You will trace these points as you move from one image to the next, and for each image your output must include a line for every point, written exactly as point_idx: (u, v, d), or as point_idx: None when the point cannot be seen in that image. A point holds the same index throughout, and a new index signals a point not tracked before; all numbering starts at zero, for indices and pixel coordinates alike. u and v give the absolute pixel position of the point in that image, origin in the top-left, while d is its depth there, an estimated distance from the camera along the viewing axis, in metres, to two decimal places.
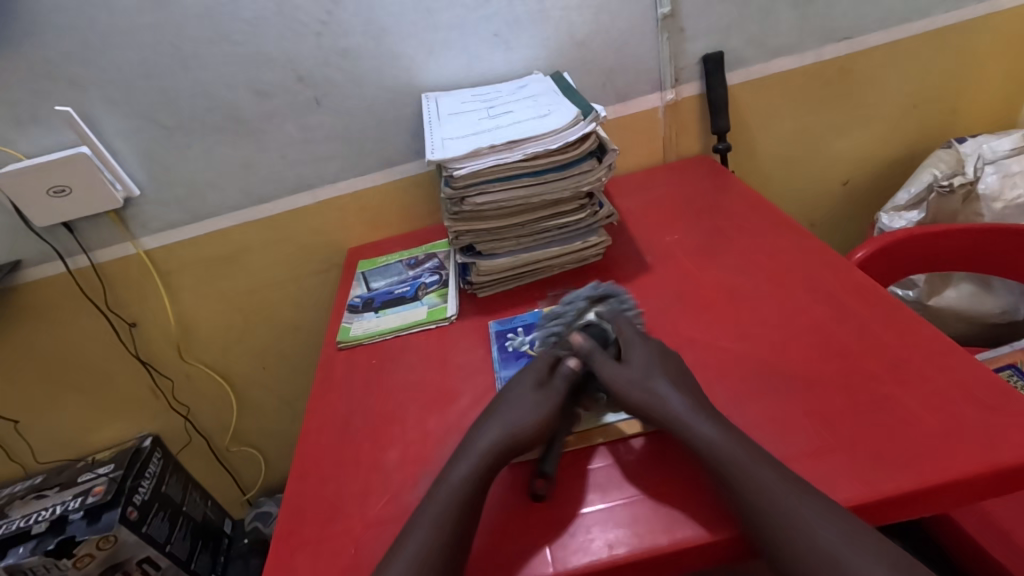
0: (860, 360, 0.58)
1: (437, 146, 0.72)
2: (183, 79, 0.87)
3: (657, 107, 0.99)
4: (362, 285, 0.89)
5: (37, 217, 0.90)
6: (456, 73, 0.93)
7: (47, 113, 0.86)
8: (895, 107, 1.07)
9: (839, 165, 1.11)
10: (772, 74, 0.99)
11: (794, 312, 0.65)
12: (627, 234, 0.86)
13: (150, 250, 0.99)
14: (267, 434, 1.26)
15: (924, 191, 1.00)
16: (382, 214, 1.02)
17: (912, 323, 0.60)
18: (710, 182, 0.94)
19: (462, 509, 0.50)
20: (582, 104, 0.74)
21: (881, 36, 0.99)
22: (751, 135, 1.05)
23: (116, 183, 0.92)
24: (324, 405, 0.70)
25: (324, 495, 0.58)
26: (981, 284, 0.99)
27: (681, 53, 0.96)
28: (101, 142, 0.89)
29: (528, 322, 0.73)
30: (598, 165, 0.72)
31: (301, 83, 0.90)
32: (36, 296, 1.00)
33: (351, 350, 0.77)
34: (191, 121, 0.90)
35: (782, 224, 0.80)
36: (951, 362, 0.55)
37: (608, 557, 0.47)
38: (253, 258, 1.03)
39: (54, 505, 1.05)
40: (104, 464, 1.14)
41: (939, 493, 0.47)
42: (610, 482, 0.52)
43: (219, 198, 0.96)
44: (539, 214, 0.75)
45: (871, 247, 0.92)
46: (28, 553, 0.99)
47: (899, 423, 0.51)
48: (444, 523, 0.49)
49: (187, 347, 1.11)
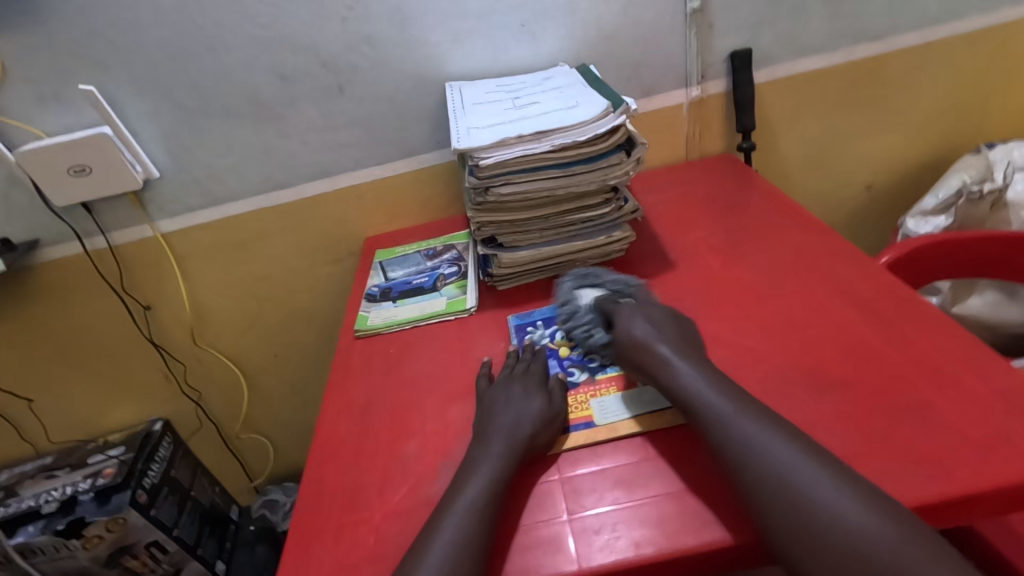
0: (892, 365, 0.56)
1: (463, 136, 0.71)
2: (205, 61, 0.86)
3: (682, 103, 0.98)
4: (380, 274, 0.89)
5: (56, 196, 0.90)
6: (480, 63, 0.92)
7: (69, 91, 0.85)
8: (924, 110, 1.05)
9: (863, 168, 1.10)
10: (800, 73, 0.98)
11: (823, 313, 0.64)
12: (650, 231, 0.85)
13: (167, 233, 0.99)
14: (277, 422, 1.26)
15: (953, 196, 0.98)
16: (400, 204, 1.01)
17: (945, 329, 0.59)
18: (733, 181, 0.93)
19: (487, 504, 0.49)
20: (611, 96, 0.73)
21: (913, 37, 0.97)
22: (776, 134, 1.03)
23: (136, 164, 0.91)
24: (341, 393, 0.69)
25: (342, 483, 0.58)
26: (1007, 292, 0.97)
27: (709, 49, 0.94)
28: (122, 122, 0.89)
29: (547, 316, 0.72)
30: (626, 159, 0.71)
31: (325, 68, 0.89)
32: (53, 276, 1.00)
33: (369, 339, 0.77)
34: (212, 104, 0.89)
35: (808, 225, 0.78)
36: (987, 368, 0.54)
37: (634, 556, 0.46)
38: (270, 245, 1.02)
39: (65, 485, 1.05)
40: (114, 445, 1.14)
41: (973, 501, 0.45)
42: (634, 479, 0.51)
43: (238, 183, 0.96)
44: (563, 208, 0.74)
45: (896, 251, 0.90)
46: (37, 532, 1.00)
47: (931, 429, 0.50)
48: (477, 513, 0.48)
49: (201, 331, 1.11)
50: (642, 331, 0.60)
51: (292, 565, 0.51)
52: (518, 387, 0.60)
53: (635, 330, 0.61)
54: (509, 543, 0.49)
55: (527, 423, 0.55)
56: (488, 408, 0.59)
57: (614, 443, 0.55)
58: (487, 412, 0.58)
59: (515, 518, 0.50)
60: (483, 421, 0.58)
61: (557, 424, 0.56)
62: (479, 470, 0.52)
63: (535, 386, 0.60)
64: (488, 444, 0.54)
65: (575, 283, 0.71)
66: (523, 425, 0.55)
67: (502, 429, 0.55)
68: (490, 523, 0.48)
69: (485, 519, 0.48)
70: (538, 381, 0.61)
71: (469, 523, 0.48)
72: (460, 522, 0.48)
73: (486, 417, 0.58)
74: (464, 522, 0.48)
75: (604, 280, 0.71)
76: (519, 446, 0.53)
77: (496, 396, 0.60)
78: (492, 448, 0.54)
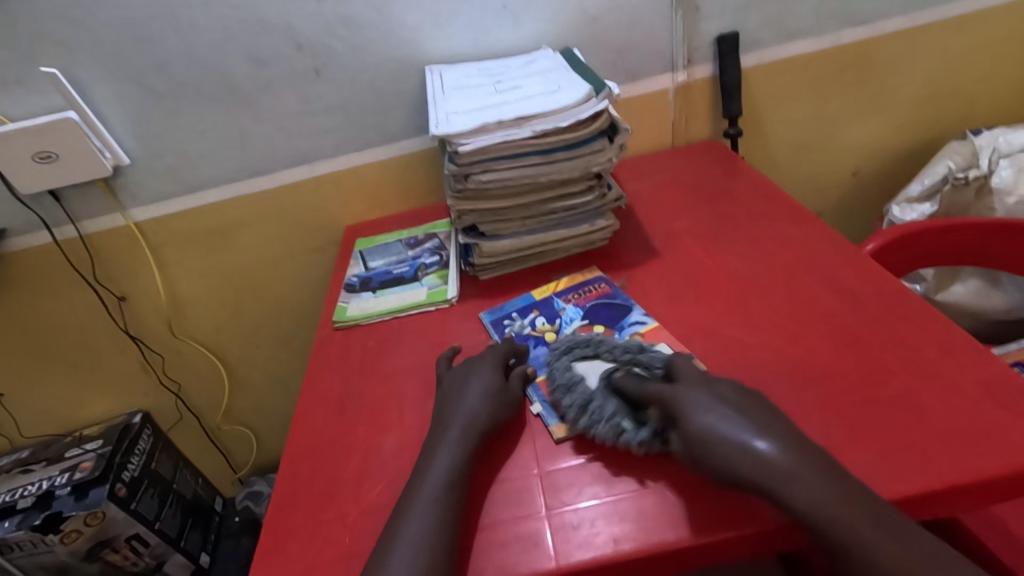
0: (876, 356, 0.56)
1: (442, 121, 0.69)
2: (174, 43, 0.83)
3: (668, 88, 0.96)
4: (360, 264, 0.87)
5: (21, 184, 0.87)
6: (462, 46, 0.89)
7: (32, 74, 0.82)
8: (911, 96, 1.04)
9: (850, 154, 1.09)
10: (787, 57, 0.96)
11: (808, 303, 0.63)
12: (634, 219, 0.83)
13: (139, 222, 0.96)
14: (259, 413, 1.24)
15: (939, 182, 0.98)
16: (381, 191, 0.99)
17: (929, 318, 0.58)
18: (719, 168, 0.92)
19: (445, 492, 0.48)
20: (594, 81, 0.71)
21: (902, 21, 0.96)
22: (763, 120, 1.02)
23: (105, 150, 0.88)
24: (318, 387, 0.67)
25: (318, 479, 0.57)
26: (989, 279, 0.97)
27: (695, 33, 0.92)
28: (88, 107, 0.86)
29: (520, 307, 0.71)
30: (609, 145, 0.70)
31: (300, 51, 0.86)
32: (23, 266, 0.97)
33: (347, 331, 0.75)
34: (183, 88, 0.86)
35: (793, 212, 0.77)
36: (970, 358, 0.53)
37: (613, 553, 0.45)
38: (247, 233, 1.00)
39: (41, 480, 1.03)
40: (92, 439, 1.12)
41: (953, 493, 0.45)
42: (614, 474, 0.50)
43: (212, 170, 0.93)
44: (545, 195, 0.72)
45: (882, 239, 0.90)
46: (14, 528, 0.97)
47: (915, 421, 0.49)
48: (446, 506, 0.47)
49: (179, 322, 1.08)
50: (701, 412, 0.48)
51: (266, 565, 0.50)
52: (474, 369, 0.60)
53: (703, 405, 0.49)
54: (474, 536, 0.48)
55: (482, 408, 0.55)
56: (453, 390, 0.58)
57: (590, 431, 0.54)
58: (453, 394, 0.58)
59: (479, 509, 0.50)
60: (448, 404, 0.57)
61: (514, 406, 0.57)
62: (439, 458, 0.51)
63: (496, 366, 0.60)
64: (447, 431, 0.54)
65: (569, 354, 0.60)
66: (476, 412, 0.55)
67: (459, 414, 0.55)
68: (455, 510, 0.47)
69: (449, 507, 0.48)
70: (496, 362, 0.60)
71: (433, 511, 0.47)
72: (424, 512, 0.47)
73: (446, 404, 0.58)
74: (430, 512, 0.47)
75: (616, 344, 0.59)
76: (475, 431, 0.53)
77: (454, 380, 0.60)
78: (450, 435, 0.53)
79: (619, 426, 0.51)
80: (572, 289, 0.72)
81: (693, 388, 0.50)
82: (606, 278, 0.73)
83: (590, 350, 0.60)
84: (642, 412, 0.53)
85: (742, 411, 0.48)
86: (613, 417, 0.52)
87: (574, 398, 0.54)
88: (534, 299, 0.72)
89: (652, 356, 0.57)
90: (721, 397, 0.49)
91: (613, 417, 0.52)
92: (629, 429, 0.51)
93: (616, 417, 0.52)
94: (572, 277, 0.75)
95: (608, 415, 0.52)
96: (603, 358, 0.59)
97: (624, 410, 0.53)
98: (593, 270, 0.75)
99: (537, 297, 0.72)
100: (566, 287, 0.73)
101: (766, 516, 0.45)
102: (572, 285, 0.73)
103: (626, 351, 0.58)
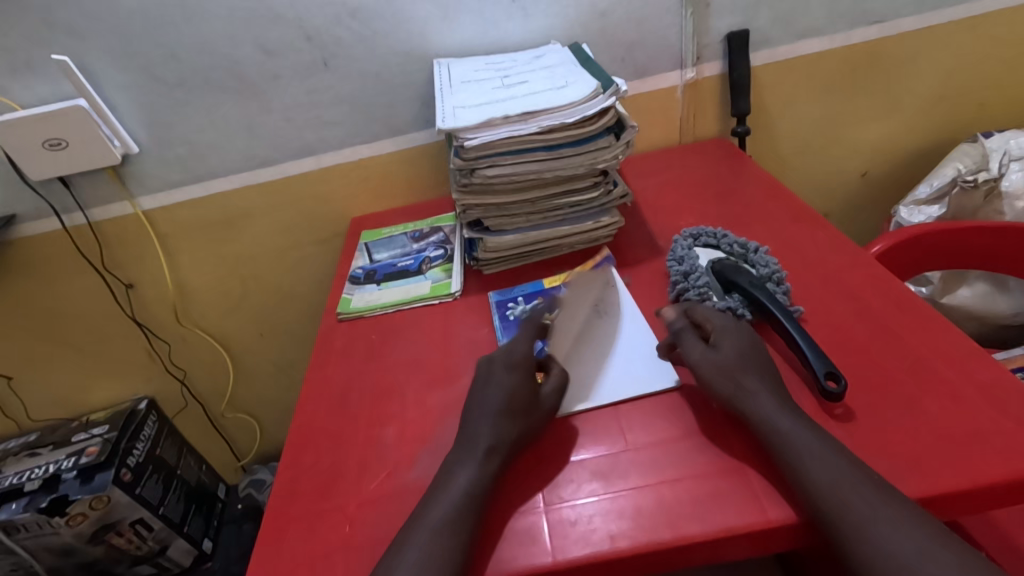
0: (878, 360, 0.56)
1: (448, 115, 0.69)
2: (184, 33, 0.83)
3: (676, 85, 0.96)
4: (365, 256, 0.87)
5: (32, 170, 0.87)
6: (470, 39, 0.89)
7: (42, 60, 0.82)
8: (922, 97, 1.03)
9: (858, 155, 1.08)
10: (797, 56, 0.96)
11: (812, 305, 0.63)
12: (640, 216, 0.83)
13: (147, 210, 0.97)
14: (263, 402, 1.25)
15: (947, 185, 0.97)
16: (387, 184, 0.99)
17: (934, 323, 0.58)
18: (726, 167, 0.91)
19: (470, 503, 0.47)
20: (602, 77, 0.71)
21: (915, 21, 0.95)
22: (772, 119, 1.01)
23: (115, 138, 0.88)
24: (321, 377, 0.68)
25: (320, 469, 0.57)
26: (997, 283, 0.96)
27: (705, 30, 0.92)
28: (99, 96, 0.86)
29: (527, 292, 0.73)
30: (616, 142, 0.69)
31: (309, 42, 0.86)
32: (31, 252, 0.98)
33: (351, 322, 0.76)
34: (192, 77, 0.86)
35: (800, 213, 0.77)
36: (972, 363, 0.53)
37: (609, 549, 0.45)
38: (253, 223, 1.00)
39: (47, 463, 1.04)
40: (98, 424, 1.13)
41: (951, 499, 0.45)
42: (612, 471, 0.51)
43: (221, 159, 0.94)
44: (550, 191, 0.72)
45: (887, 241, 0.90)
46: (20, 510, 0.99)
47: (914, 425, 0.49)
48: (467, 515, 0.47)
49: (184, 310, 1.09)
50: (734, 348, 0.55)
51: (266, 551, 0.51)
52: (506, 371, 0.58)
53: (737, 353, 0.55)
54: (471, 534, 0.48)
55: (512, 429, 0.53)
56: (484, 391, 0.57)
57: (585, 421, 0.56)
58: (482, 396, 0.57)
59: None
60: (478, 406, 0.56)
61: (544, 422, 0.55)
62: (459, 476, 0.50)
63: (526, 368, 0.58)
64: (477, 442, 0.52)
65: (692, 240, 0.72)
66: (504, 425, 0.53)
67: (489, 417, 0.54)
68: (474, 524, 0.46)
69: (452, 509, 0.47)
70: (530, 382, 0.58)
71: (452, 523, 0.46)
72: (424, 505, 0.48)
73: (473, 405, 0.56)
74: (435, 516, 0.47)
75: (733, 239, 0.70)
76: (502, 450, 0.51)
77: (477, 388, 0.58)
78: (478, 444, 0.52)
79: (706, 296, 0.64)
80: (582, 283, 0.72)
81: (728, 327, 0.58)
82: (619, 278, 0.72)
83: (712, 241, 0.72)
84: (734, 293, 0.64)
85: (755, 353, 0.55)
86: (705, 292, 0.64)
87: (680, 268, 0.68)
88: (542, 287, 0.73)
89: (759, 258, 0.68)
90: (754, 349, 0.56)
91: (705, 290, 0.64)
92: (715, 300, 0.63)
93: (711, 290, 0.65)
94: (584, 273, 0.74)
95: (699, 289, 0.65)
96: (721, 250, 0.71)
97: (714, 286, 0.65)
98: (609, 267, 0.74)
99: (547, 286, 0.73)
100: (576, 281, 0.73)
101: (763, 519, 0.45)
102: (583, 280, 0.73)
103: (741, 251, 0.69)
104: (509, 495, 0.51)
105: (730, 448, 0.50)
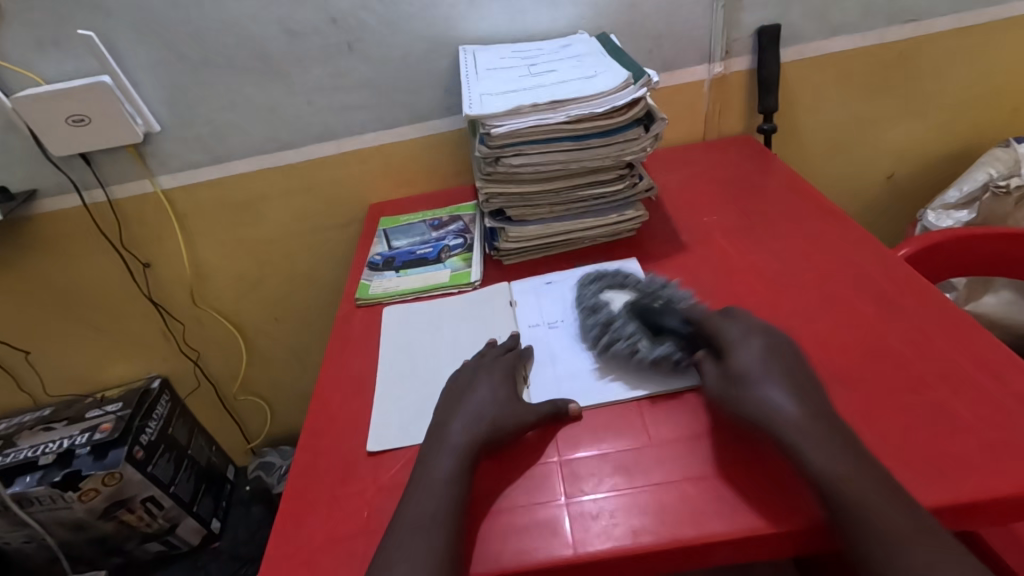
0: (907, 364, 0.54)
1: (475, 102, 0.68)
2: (210, 12, 0.83)
3: (703, 79, 0.94)
4: (383, 243, 0.86)
5: (54, 146, 0.87)
6: (497, 26, 0.88)
7: (68, 35, 0.82)
8: (954, 99, 1.01)
9: (886, 157, 1.06)
10: (829, 53, 0.94)
11: (839, 306, 0.62)
12: (663, 211, 0.82)
13: (167, 189, 0.96)
14: (275, 386, 1.26)
15: (978, 190, 0.95)
16: (406, 171, 0.98)
17: (967, 328, 0.56)
18: (752, 163, 0.90)
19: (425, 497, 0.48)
20: (633, 67, 0.69)
21: (951, 20, 0.93)
22: (799, 117, 1.00)
23: (137, 116, 0.88)
24: (339, 363, 0.68)
25: (337, 453, 0.57)
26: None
27: (736, 23, 0.90)
28: (123, 73, 0.86)
29: (547, 284, 0.72)
30: (644, 134, 0.68)
31: (334, 25, 0.85)
32: (51, 227, 0.98)
33: (369, 308, 0.76)
34: (216, 57, 0.86)
35: (828, 213, 0.75)
36: (1006, 370, 0.52)
37: (631, 544, 0.45)
38: (272, 205, 1.00)
39: (62, 438, 1.05)
40: (112, 401, 1.14)
41: (981, 508, 0.44)
42: (634, 466, 0.50)
43: (242, 141, 0.93)
44: (575, 182, 0.71)
45: (914, 245, 0.89)
46: (34, 483, 1.00)
47: (946, 432, 0.48)
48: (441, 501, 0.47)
49: (201, 292, 1.09)
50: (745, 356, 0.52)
51: (283, 535, 0.51)
52: (489, 377, 0.58)
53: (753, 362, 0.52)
54: (490, 526, 0.48)
55: (488, 413, 0.54)
56: (471, 388, 0.57)
57: (606, 414, 0.55)
58: (468, 392, 0.57)
59: (497, 493, 0.50)
60: (459, 402, 0.56)
61: (500, 403, 0.55)
62: (439, 462, 0.50)
63: (505, 373, 0.58)
64: (446, 443, 0.52)
65: (598, 282, 0.68)
66: (480, 420, 0.53)
67: (466, 413, 0.54)
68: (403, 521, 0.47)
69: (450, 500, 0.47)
70: (506, 376, 0.58)
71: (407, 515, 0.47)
72: (434, 483, 0.48)
73: (455, 401, 0.56)
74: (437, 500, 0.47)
75: (637, 278, 0.67)
76: (476, 438, 0.52)
77: (460, 383, 0.59)
78: (452, 438, 0.52)
79: (636, 348, 0.58)
80: (602, 275, 0.72)
81: (741, 331, 0.55)
82: (641, 271, 0.72)
83: (619, 280, 0.68)
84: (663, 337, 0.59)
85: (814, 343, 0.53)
86: (634, 342, 0.58)
87: (606, 318, 0.62)
88: (564, 278, 0.73)
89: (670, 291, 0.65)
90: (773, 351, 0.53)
91: (634, 341, 0.59)
92: (645, 348, 0.58)
93: (639, 338, 0.59)
94: (606, 266, 0.74)
95: (626, 343, 0.59)
96: (626, 289, 0.67)
97: (641, 333, 0.60)
98: (629, 261, 0.74)
99: (568, 277, 0.73)
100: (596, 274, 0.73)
101: (789, 521, 0.44)
102: (603, 272, 0.73)
103: (654, 283, 0.66)
104: (526, 484, 0.50)
105: (748, 439, 0.50)
